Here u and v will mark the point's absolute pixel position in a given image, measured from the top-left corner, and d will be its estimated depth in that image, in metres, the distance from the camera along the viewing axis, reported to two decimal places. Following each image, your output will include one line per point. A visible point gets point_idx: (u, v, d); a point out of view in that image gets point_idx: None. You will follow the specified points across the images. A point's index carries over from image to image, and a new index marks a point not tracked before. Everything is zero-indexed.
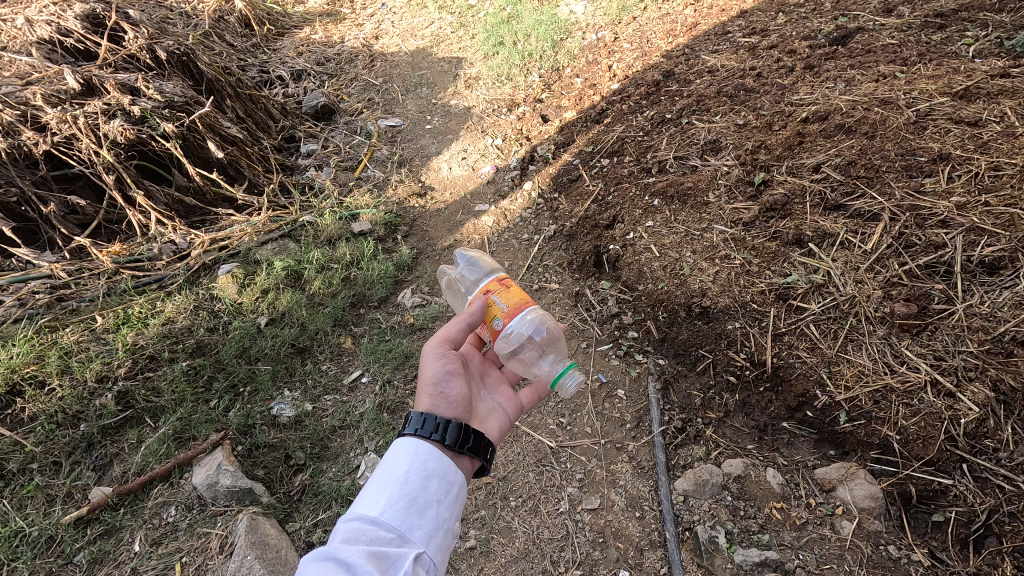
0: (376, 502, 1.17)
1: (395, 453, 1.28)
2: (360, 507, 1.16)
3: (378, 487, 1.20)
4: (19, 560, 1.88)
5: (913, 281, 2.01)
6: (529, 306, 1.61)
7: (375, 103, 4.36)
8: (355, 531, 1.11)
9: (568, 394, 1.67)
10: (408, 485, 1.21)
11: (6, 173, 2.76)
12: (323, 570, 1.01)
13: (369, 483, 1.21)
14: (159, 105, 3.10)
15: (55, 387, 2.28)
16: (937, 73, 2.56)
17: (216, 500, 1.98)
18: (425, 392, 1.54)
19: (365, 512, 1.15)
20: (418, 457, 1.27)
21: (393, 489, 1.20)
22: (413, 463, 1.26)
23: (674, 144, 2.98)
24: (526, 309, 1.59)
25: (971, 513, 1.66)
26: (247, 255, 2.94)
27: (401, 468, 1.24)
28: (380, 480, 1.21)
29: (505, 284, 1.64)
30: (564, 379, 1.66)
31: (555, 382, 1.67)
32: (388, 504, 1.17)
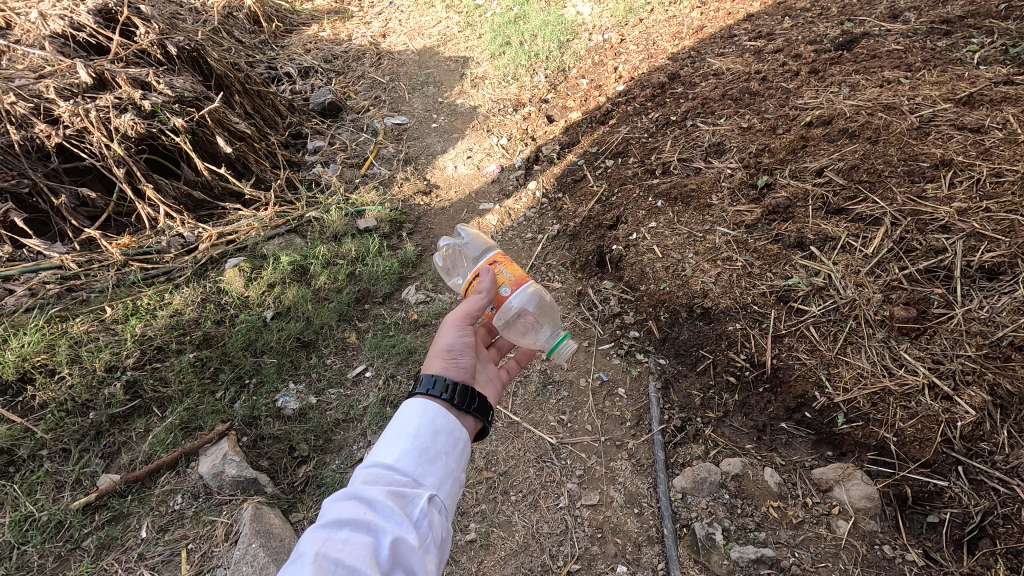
0: (391, 450, 1.18)
1: (406, 409, 1.29)
2: (376, 456, 1.18)
3: (391, 439, 1.21)
4: (29, 544, 1.92)
5: (913, 285, 2.03)
6: (528, 279, 1.70)
7: (382, 101, 4.39)
8: (371, 474, 1.13)
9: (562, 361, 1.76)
10: (420, 435, 1.23)
11: (19, 164, 2.81)
12: (344, 507, 1.04)
13: (383, 436, 1.22)
14: (169, 100, 3.14)
15: (65, 375, 2.32)
16: (941, 79, 2.57)
17: (222, 489, 2.02)
18: (437, 358, 1.54)
19: (380, 459, 1.16)
20: (428, 412, 1.28)
21: (406, 440, 1.21)
22: (424, 419, 1.26)
23: (678, 146, 3.01)
24: (527, 282, 1.69)
25: (965, 515, 1.68)
26: (254, 250, 2.98)
27: (412, 422, 1.25)
28: (393, 433, 1.23)
29: (506, 258, 1.72)
30: (561, 347, 1.74)
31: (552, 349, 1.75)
32: (402, 451, 1.18)
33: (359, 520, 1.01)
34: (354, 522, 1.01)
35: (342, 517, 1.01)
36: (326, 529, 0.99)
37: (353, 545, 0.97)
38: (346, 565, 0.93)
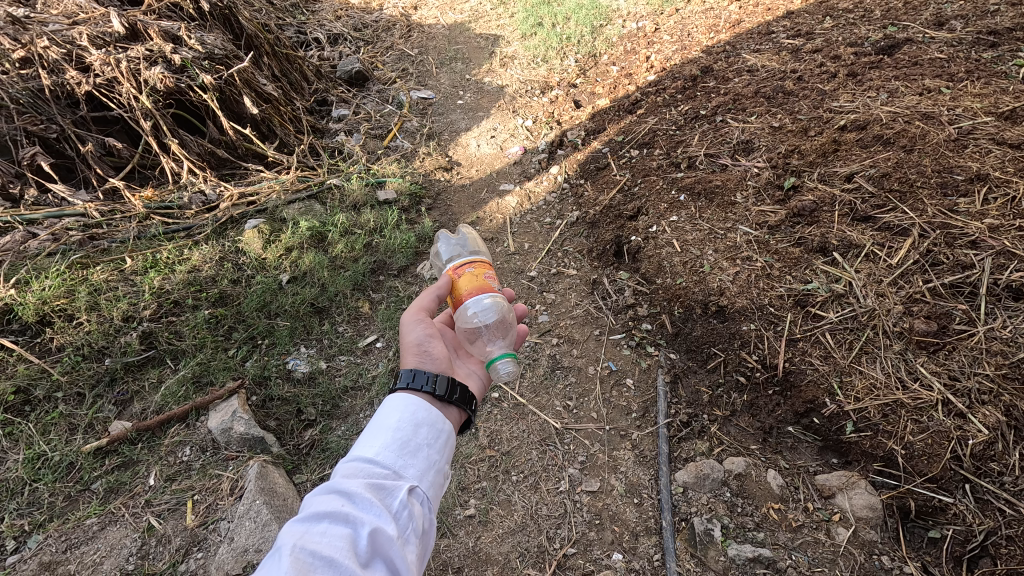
0: (370, 442, 1.18)
1: (387, 403, 1.29)
2: (357, 449, 1.17)
3: (373, 432, 1.21)
4: (40, 481, 1.96)
5: (936, 299, 2.00)
6: (479, 293, 1.64)
7: (409, 73, 4.35)
8: (350, 468, 1.12)
9: (501, 381, 1.61)
10: (402, 428, 1.22)
11: (48, 110, 2.84)
12: (322, 501, 1.03)
13: (365, 430, 1.21)
14: (199, 56, 3.12)
15: (82, 321, 2.36)
16: (983, 91, 2.51)
17: (229, 445, 2.05)
18: (409, 353, 1.54)
19: (361, 453, 1.16)
20: (409, 406, 1.28)
21: (386, 433, 1.20)
22: (405, 412, 1.26)
23: (706, 141, 2.96)
24: (474, 297, 1.63)
25: (968, 533, 1.66)
26: (273, 212, 2.99)
27: (393, 416, 1.24)
28: (373, 427, 1.22)
29: (461, 271, 1.69)
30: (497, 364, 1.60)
31: (490, 366, 1.61)
32: (382, 443, 1.18)
33: (336, 513, 1.01)
34: (332, 514, 1.00)
35: (320, 510, 1.00)
36: (303, 524, 0.99)
37: (330, 537, 0.96)
38: (323, 556, 0.93)
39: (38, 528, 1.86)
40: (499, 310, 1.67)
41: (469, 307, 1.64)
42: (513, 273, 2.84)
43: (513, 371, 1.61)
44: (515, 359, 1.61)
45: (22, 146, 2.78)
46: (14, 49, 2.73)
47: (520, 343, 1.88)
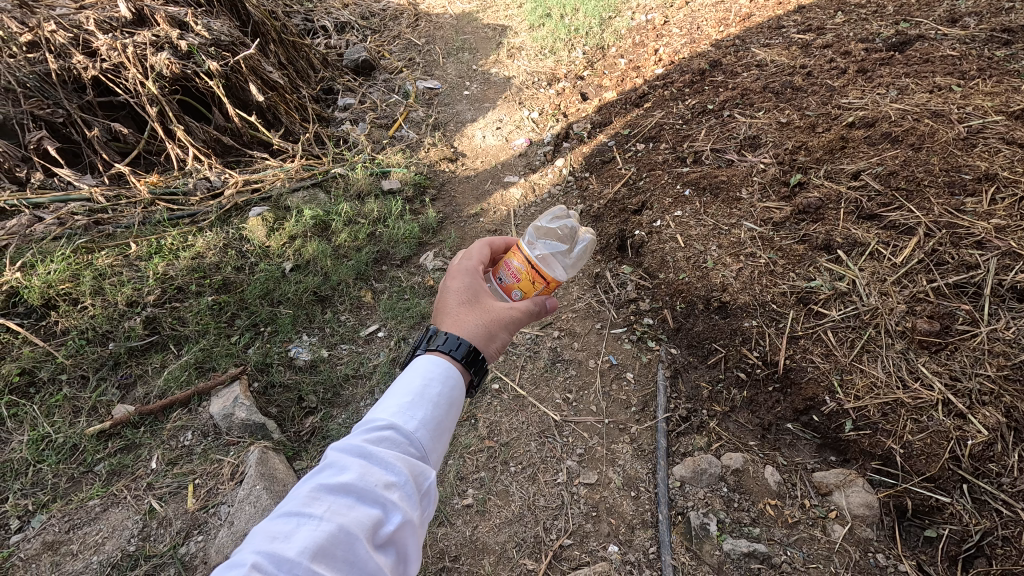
0: (405, 411, 1.15)
1: (425, 369, 1.25)
2: (391, 416, 1.14)
3: (409, 402, 1.17)
4: (44, 462, 1.99)
5: (939, 299, 1.99)
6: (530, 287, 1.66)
7: (416, 63, 4.33)
8: (383, 436, 1.10)
9: None
10: (436, 405, 1.20)
11: (54, 94, 2.85)
12: (354, 469, 1.01)
13: (402, 398, 1.18)
14: (205, 43, 3.12)
15: (87, 305, 2.38)
16: (995, 90, 2.48)
17: (230, 431, 2.07)
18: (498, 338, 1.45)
19: (394, 421, 1.13)
20: (446, 382, 1.25)
21: (423, 407, 1.17)
22: (443, 389, 1.23)
23: (713, 136, 2.94)
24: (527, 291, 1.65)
25: (964, 533, 1.66)
26: (278, 200, 3.00)
27: (432, 390, 1.21)
28: (410, 395, 1.19)
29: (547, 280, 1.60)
30: None
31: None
32: (418, 416, 1.15)
33: (369, 489, 0.99)
34: (365, 489, 0.99)
35: (353, 482, 0.99)
36: (331, 493, 0.97)
37: (359, 515, 0.95)
38: (350, 536, 0.92)
39: (42, 508, 1.89)
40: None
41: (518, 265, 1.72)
42: None
43: None
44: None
45: (28, 130, 2.79)
46: (21, 32, 2.75)
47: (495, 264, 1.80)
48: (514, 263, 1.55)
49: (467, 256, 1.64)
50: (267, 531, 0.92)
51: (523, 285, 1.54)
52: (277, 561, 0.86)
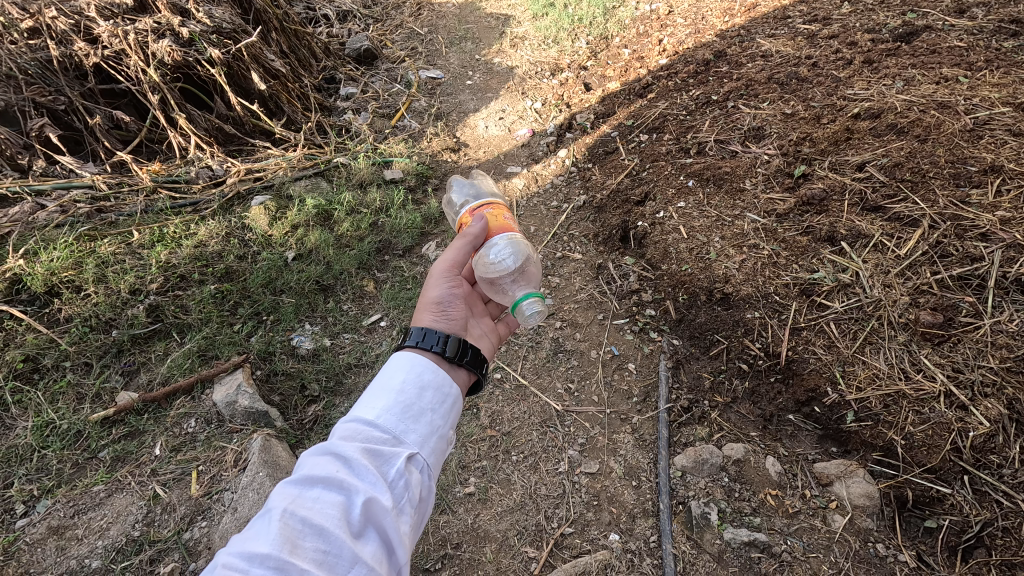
0: (370, 402, 1.17)
1: (391, 362, 1.27)
2: (358, 410, 1.16)
3: (376, 393, 1.19)
4: (49, 448, 2.00)
5: (943, 291, 1.98)
6: (508, 234, 1.73)
7: (418, 52, 4.31)
8: (350, 429, 1.12)
9: (527, 323, 1.67)
10: (405, 390, 1.21)
11: (56, 81, 2.84)
12: (318, 465, 1.04)
13: (367, 390, 1.20)
14: (207, 30, 3.09)
15: (90, 293, 2.38)
16: (1002, 81, 2.46)
17: (234, 418, 2.08)
18: (426, 310, 1.57)
19: (362, 414, 1.15)
20: (415, 367, 1.26)
21: (390, 395, 1.19)
22: (411, 373, 1.24)
23: (716, 127, 2.92)
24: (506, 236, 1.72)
25: (964, 523, 1.67)
26: (280, 189, 2.99)
27: (399, 377, 1.23)
28: (376, 386, 1.21)
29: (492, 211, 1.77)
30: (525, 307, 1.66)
31: (514, 308, 1.68)
32: (384, 404, 1.17)
33: (331, 479, 1.02)
34: (327, 480, 1.02)
35: (315, 475, 1.02)
36: (299, 489, 1.00)
37: (323, 505, 0.98)
38: (313, 525, 0.95)
39: (47, 493, 1.90)
40: (518, 250, 1.73)
41: (488, 251, 1.71)
42: None
43: (538, 311, 1.65)
44: (543, 300, 1.67)
45: (30, 117, 2.79)
46: (23, 18, 2.73)
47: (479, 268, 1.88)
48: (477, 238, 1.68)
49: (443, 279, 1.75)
50: (241, 535, 0.96)
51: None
52: (244, 557, 0.89)
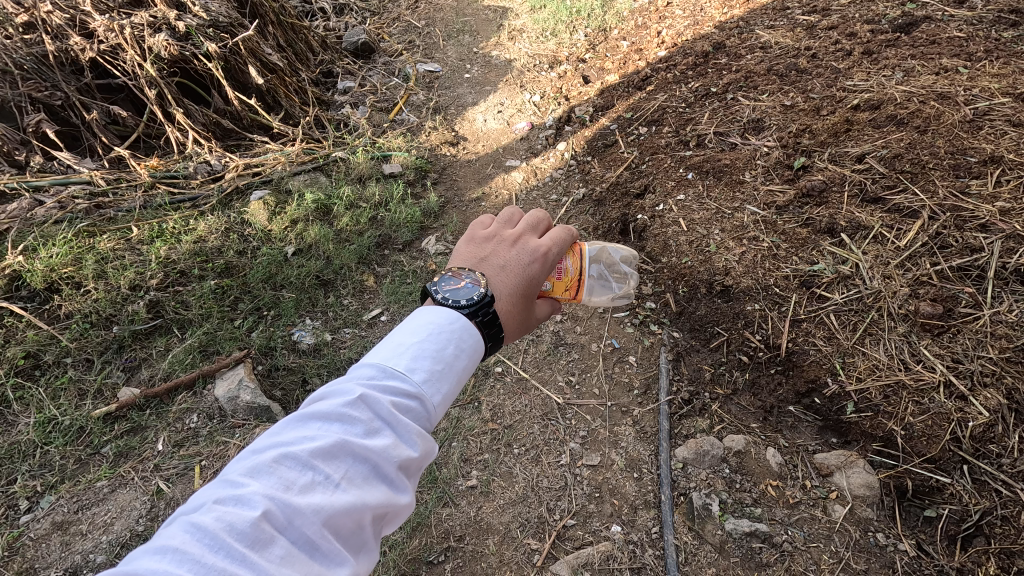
0: (435, 383, 1.07)
1: (460, 337, 1.15)
2: (421, 382, 1.05)
3: (442, 374, 1.09)
4: (52, 444, 2.00)
5: (943, 282, 1.99)
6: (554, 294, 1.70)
7: (416, 45, 4.28)
8: (408, 403, 1.02)
9: None
10: (460, 382, 1.12)
11: (53, 76, 2.83)
12: (376, 440, 0.95)
13: (435, 364, 1.08)
14: (203, 24, 3.06)
15: (90, 289, 2.37)
16: (1002, 71, 2.46)
17: (236, 414, 2.08)
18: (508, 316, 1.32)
19: (424, 393, 1.05)
20: (473, 359, 1.17)
21: (451, 384, 1.10)
22: (471, 366, 1.16)
23: (716, 119, 2.91)
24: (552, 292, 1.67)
25: (964, 512, 1.68)
26: (279, 184, 2.98)
27: (463, 365, 1.13)
28: (441, 362, 1.09)
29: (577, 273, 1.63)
30: None
31: None
32: (444, 391, 1.08)
33: (385, 465, 0.94)
34: (381, 465, 0.94)
35: (373, 454, 0.93)
36: (352, 455, 0.92)
37: (370, 490, 0.92)
38: (359, 513, 0.89)
39: (50, 489, 1.90)
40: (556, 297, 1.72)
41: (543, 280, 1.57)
42: None
43: None
44: None
45: (27, 113, 2.78)
46: (17, 14, 2.73)
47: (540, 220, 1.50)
48: (566, 264, 1.56)
49: (545, 264, 1.39)
50: (279, 475, 0.87)
51: (557, 288, 1.58)
52: (287, 521, 0.83)
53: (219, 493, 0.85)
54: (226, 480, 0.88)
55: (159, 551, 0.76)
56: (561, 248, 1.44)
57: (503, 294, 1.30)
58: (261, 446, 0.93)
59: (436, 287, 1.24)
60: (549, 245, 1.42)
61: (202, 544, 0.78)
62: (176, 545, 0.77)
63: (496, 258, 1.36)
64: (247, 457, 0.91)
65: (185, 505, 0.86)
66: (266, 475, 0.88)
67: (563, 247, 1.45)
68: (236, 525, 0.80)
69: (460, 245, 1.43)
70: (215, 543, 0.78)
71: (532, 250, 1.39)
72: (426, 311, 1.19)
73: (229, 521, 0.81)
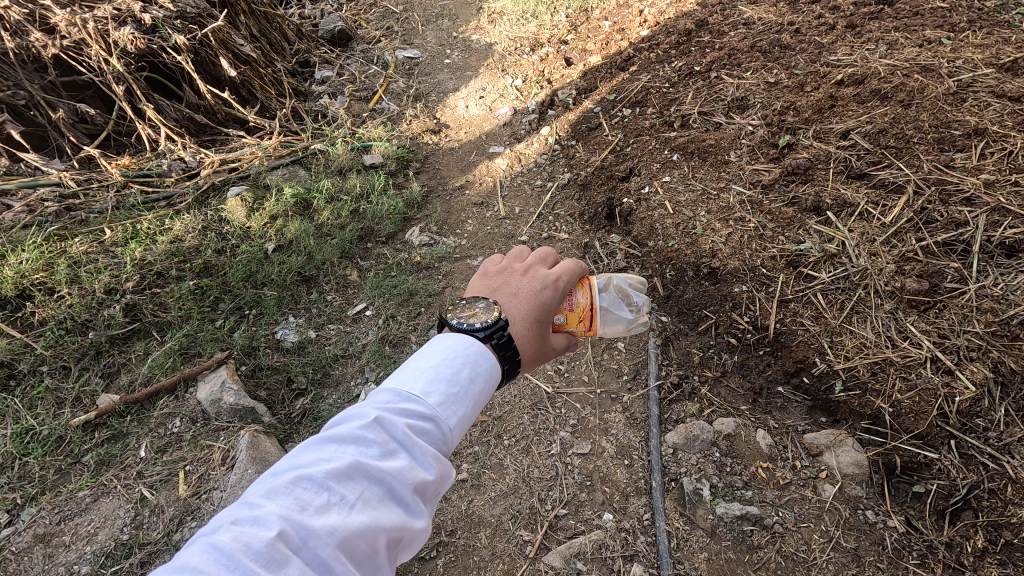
0: (448, 406, 1.04)
1: (476, 362, 1.12)
2: (434, 405, 1.03)
3: (455, 397, 1.06)
4: (30, 455, 1.96)
5: (929, 258, 1.98)
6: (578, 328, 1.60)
7: (394, 32, 4.19)
8: (422, 426, 1.00)
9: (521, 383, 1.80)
10: (475, 406, 1.09)
11: (14, 74, 2.74)
12: (392, 461, 0.92)
13: (448, 387, 1.06)
14: (170, 15, 2.98)
15: (64, 294, 2.32)
16: (985, 42, 2.44)
17: (219, 416, 2.05)
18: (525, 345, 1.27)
19: (437, 417, 1.02)
20: (488, 383, 1.14)
21: (465, 408, 1.07)
22: (485, 388, 1.13)
23: (700, 99, 2.87)
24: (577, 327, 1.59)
25: (951, 487, 1.68)
26: (256, 179, 2.92)
27: (477, 388, 1.11)
28: (456, 386, 1.07)
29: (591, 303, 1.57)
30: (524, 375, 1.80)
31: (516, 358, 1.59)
32: (459, 414, 1.05)
33: (400, 487, 0.92)
34: (396, 486, 0.91)
35: (388, 474, 0.91)
36: (367, 476, 0.90)
37: (386, 513, 0.89)
38: (374, 536, 0.86)
39: (31, 501, 1.87)
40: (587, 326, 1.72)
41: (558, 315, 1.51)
42: (504, 238, 2.76)
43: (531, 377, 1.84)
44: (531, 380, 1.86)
45: None
46: None
47: (545, 254, 1.44)
48: (576, 296, 1.52)
49: (558, 290, 1.36)
50: (295, 495, 0.85)
51: (570, 320, 1.52)
52: (303, 542, 0.80)
53: (236, 514, 0.83)
54: (244, 501, 0.86)
55: (177, 569, 0.74)
56: (571, 278, 1.41)
57: (516, 320, 1.27)
58: (278, 469, 0.91)
59: (449, 317, 1.22)
60: (560, 273, 1.38)
61: (218, 563, 0.75)
62: (193, 565, 0.75)
63: (508, 288, 1.34)
64: (265, 479, 0.89)
65: (204, 526, 0.84)
66: (282, 496, 0.85)
67: (573, 278, 1.42)
68: (252, 543, 0.77)
69: (474, 279, 1.40)
70: (232, 561, 0.75)
71: (543, 278, 1.36)
72: (443, 337, 1.16)
73: (245, 541, 0.78)
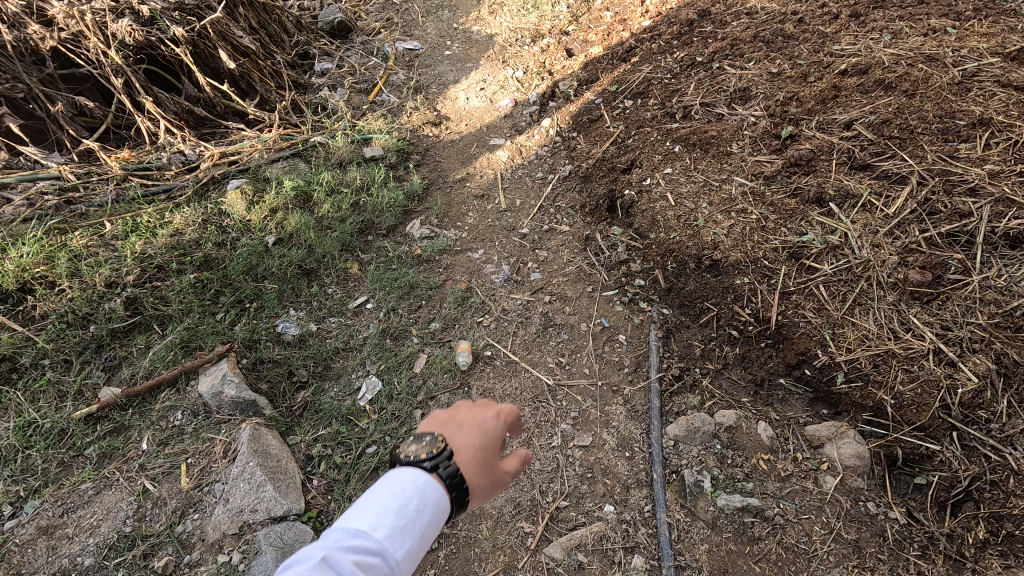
0: (398, 539, 0.97)
1: (425, 492, 1.05)
2: (385, 540, 0.95)
3: (405, 531, 0.98)
4: (33, 448, 1.97)
5: (932, 249, 1.97)
6: None
7: (394, 23, 4.16)
8: (369, 563, 0.92)
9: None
10: (425, 539, 1.01)
11: (12, 67, 2.70)
12: None
13: (397, 520, 0.98)
14: (169, 7, 2.98)
15: (64, 288, 2.32)
16: (990, 31, 2.41)
17: (221, 409, 2.06)
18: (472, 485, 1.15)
19: (388, 552, 0.94)
20: (439, 514, 1.06)
21: (416, 542, 0.99)
22: (437, 518, 1.05)
23: (702, 90, 2.85)
24: None
25: (953, 479, 1.68)
26: (256, 171, 2.92)
27: (428, 519, 1.03)
28: (405, 517, 1.00)
29: None
30: None
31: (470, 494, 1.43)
32: (408, 546, 0.97)
33: None
34: None
35: None
36: None
37: None
38: None
39: (34, 493, 1.87)
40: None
41: None
42: (504, 231, 2.74)
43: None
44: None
45: None
46: None
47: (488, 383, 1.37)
48: None
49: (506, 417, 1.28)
50: None
51: None
52: None
53: None
54: None
55: None
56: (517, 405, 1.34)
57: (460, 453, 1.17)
58: None
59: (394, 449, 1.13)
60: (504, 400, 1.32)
61: None
62: None
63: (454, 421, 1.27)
64: None
65: None
66: None
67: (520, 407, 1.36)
68: None
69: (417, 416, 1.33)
70: None
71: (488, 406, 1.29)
72: (392, 466, 1.09)
73: None
